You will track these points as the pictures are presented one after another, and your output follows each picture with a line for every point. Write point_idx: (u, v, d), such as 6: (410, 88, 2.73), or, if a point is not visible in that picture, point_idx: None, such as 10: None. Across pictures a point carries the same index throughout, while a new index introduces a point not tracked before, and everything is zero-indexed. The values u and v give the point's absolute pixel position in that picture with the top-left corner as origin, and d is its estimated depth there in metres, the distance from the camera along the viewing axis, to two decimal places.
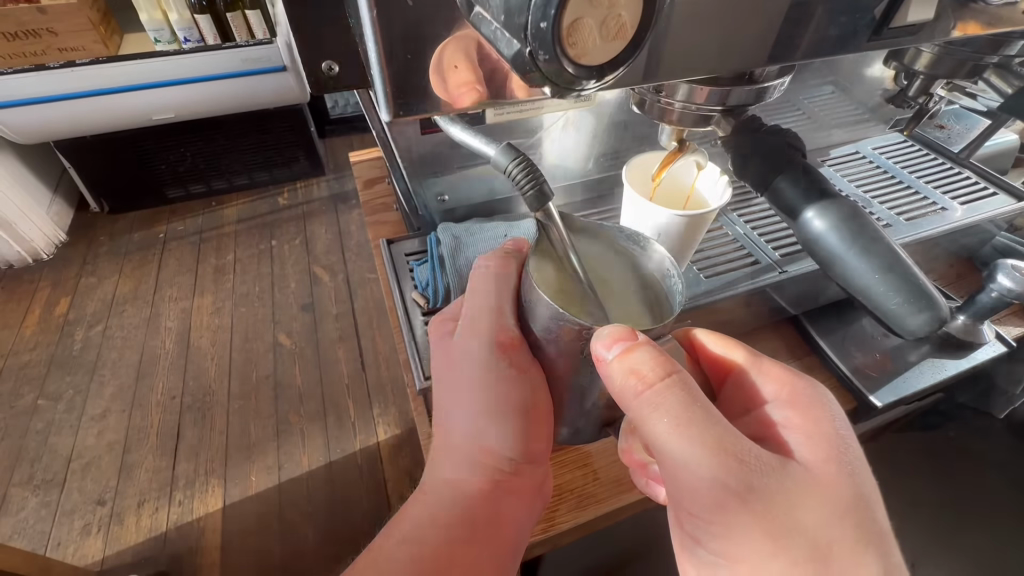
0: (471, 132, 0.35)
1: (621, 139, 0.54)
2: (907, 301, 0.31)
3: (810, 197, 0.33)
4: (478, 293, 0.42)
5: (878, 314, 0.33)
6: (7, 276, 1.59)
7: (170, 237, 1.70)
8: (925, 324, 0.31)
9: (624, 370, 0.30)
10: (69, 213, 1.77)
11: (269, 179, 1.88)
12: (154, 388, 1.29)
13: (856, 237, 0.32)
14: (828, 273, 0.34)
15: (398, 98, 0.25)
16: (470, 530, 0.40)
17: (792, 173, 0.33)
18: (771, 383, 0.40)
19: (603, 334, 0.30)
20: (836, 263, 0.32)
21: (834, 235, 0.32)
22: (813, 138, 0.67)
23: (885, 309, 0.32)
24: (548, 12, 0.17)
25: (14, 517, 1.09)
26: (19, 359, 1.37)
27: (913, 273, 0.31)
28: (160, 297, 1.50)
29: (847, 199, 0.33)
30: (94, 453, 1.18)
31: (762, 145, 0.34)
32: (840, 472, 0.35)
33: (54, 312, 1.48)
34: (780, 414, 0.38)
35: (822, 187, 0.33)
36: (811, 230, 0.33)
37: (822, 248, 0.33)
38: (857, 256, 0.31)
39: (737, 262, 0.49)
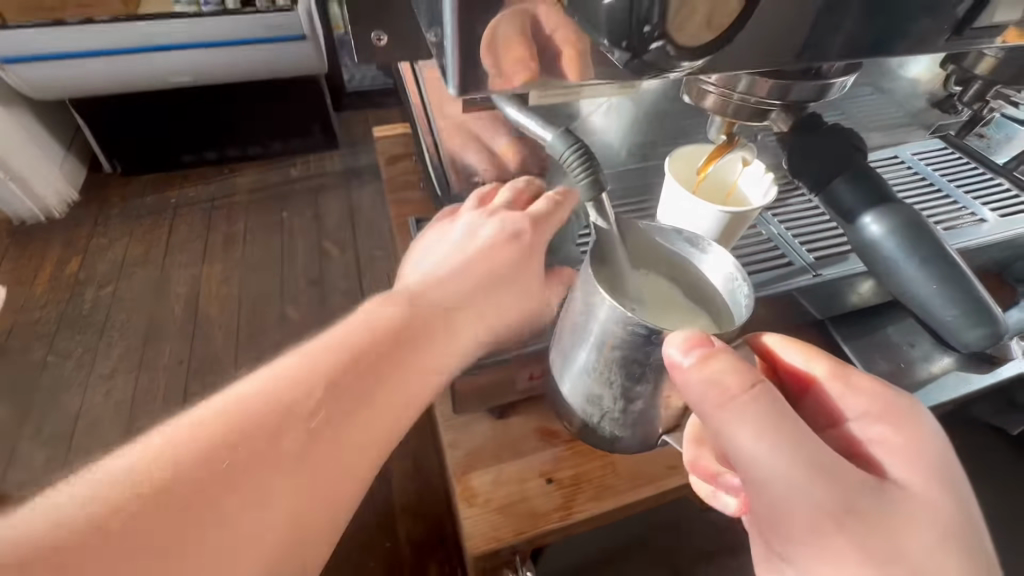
0: (529, 115, 0.37)
1: (660, 130, 0.53)
2: (966, 315, 0.31)
3: (870, 200, 0.33)
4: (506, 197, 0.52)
5: (933, 326, 0.32)
6: (20, 231, 1.66)
7: (182, 203, 1.76)
8: (983, 340, 0.31)
9: (702, 378, 0.31)
10: (82, 171, 1.81)
11: (282, 148, 1.90)
12: (161, 353, 1.42)
13: (914, 245, 0.31)
14: (883, 282, 0.33)
15: (464, 75, 0.27)
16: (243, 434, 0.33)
17: (852, 173, 0.33)
18: (862, 397, 0.39)
19: (679, 340, 0.32)
20: (893, 271, 0.32)
21: (891, 242, 0.32)
22: None
23: (943, 320, 0.32)
24: (652, 19, 0.22)
25: (24, 466, 1.24)
26: (31, 316, 1.49)
27: (973, 286, 0.31)
28: (170, 263, 1.61)
29: (908, 204, 0.33)
30: (100, 413, 1.32)
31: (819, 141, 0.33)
32: (938, 496, 0.34)
33: (65, 272, 1.58)
34: (875, 430, 0.38)
35: (880, 187, 0.33)
36: (868, 235, 0.32)
37: (879, 254, 0.32)
38: (915, 266, 0.31)
39: (772, 263, 0.49)
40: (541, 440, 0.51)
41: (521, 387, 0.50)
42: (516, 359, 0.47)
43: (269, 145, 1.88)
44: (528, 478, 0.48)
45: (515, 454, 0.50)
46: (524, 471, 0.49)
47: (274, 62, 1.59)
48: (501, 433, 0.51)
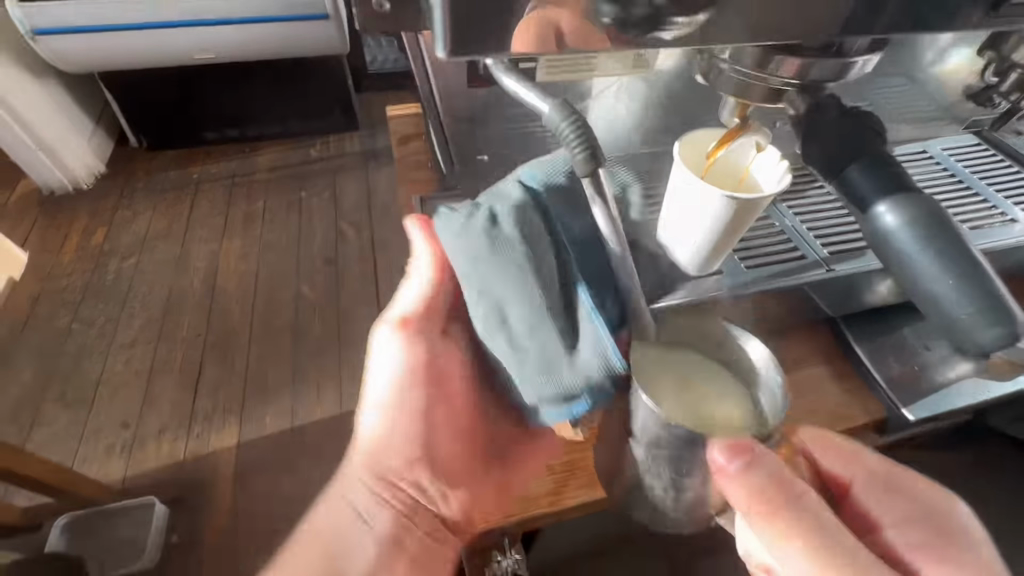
0: (527, 87, 0.33)
1: (674, 116, 0.51)
2: (980, 313, 0.28)
3: (885, 189, 0.30)
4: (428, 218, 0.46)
5: (946, 328, 0.30)
6: (50, 201, 1.71)
7: (204, 179, 1.79)
8: (999, 340, 0.28)
9: (743, 493, 0.34)
10: (109, 145, 1.85)
11: (303, 128, 1.91)
12: (180, 324, 1.46)
13: (931, 238, 0.29)
14: (897, 278, 0.31)
15: (455, 37, 0.26)
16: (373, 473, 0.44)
17: (868, 160, 0.31)
18: (894, 503, 0.43)
19: (721, 448, 0.33)
20: (905, 265, 0.30)
21: (907, 234, 0.30)
22: None
23: (954, 320, 0.29)
24: None
25: (49, 427, 1.29)
26: (57, 283, 1.53)
27: (992, 285, 0.29)
28: (191, 238, 1.64)
29: (928, 196, 0.30)
30: (120, 379, 1.37)
31: (833, 125, 0.32)
32: None
33: (91, 242, 1.62)
34: (903, 531, 0.42)
35: (900, 177, 0.31)
36: (880, 225, 0.30)
37: (891, 246, 0.30)
38: (928, 258, 0.29)
39: (783, 255, 0.47)
40: None
41: None
42: None
43: (290, 124, 1.90)
44: (522, 462, 0.49)
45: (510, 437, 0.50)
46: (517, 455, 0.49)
47: (299, 41, 1.59)
48: None
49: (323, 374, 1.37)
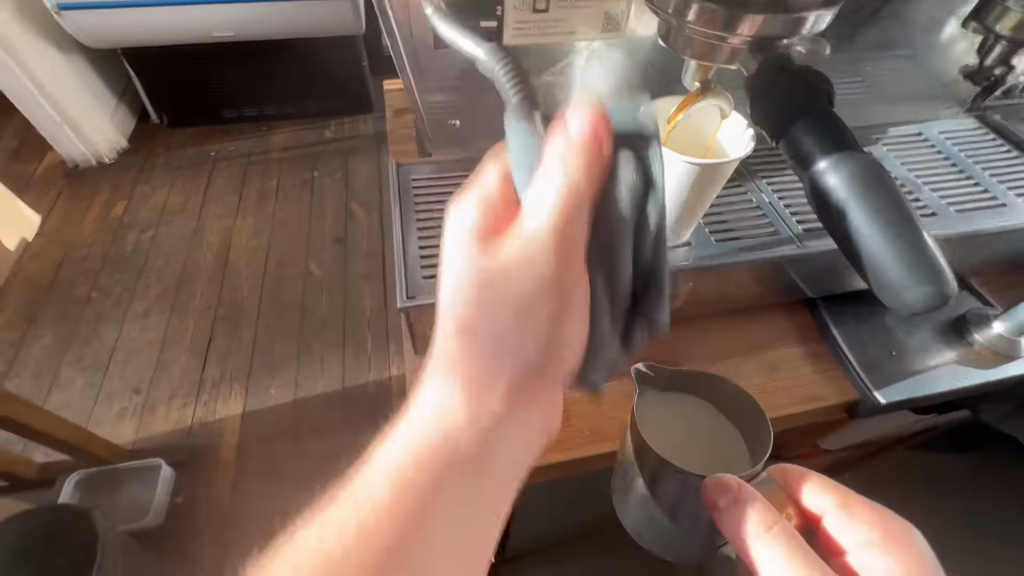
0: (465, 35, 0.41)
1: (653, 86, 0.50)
2: (909, 269, 0.31)
3: (829, 149, 0.34)
4: (533, 139, 0.36)
5: (878, 285, 0.33)
6: (73, 173, 1.77)
7: (220, 156, 1.83)
8: (925, 299, 0.31)
9: (735, 514, 0.40)
10: (132, 121, 1.90)
11: (318, 109, 1.94)
12: (192, 296, 1.50)
13: (863, 193, 0.33)
14: (832, 231, 0.35)
15: None
16: (369, 555, 0.30)
17: (815, 120, 0.35)
18: (864, 524, 0.42)
19: (713, 481, 0.41)
20: (841, 217, 0.33)
21: (843, 187, 0.33)
22: (868, 112, 0.60)
23: (885, 277, 0.32)
24: None
25: (66, 389, 1.35)
26: (79, 253, 1.59)
27: (922, 243, 0.32)
28: (206, 213, 1.68)
29: (866, 156, 0.34)
30: (134, 347, 1.42)
31: (782, 83, 0.35)
32: None
33: (111, 214, 1.67)
34: (877, 557, 0.40)
35: (845, 134, 0.35)
36: (823, 178, 0.34)
37: (829, 200, 0.34)
38: (860, 212, 0.33)
39: (756, 230, 0.47)
40: None
41: None
42: None
43: (305, 104, 1.93)
44: None
45: None
46: None
47: (313, 20, 1.61)
48: None
49: (327, 350, 1.40)
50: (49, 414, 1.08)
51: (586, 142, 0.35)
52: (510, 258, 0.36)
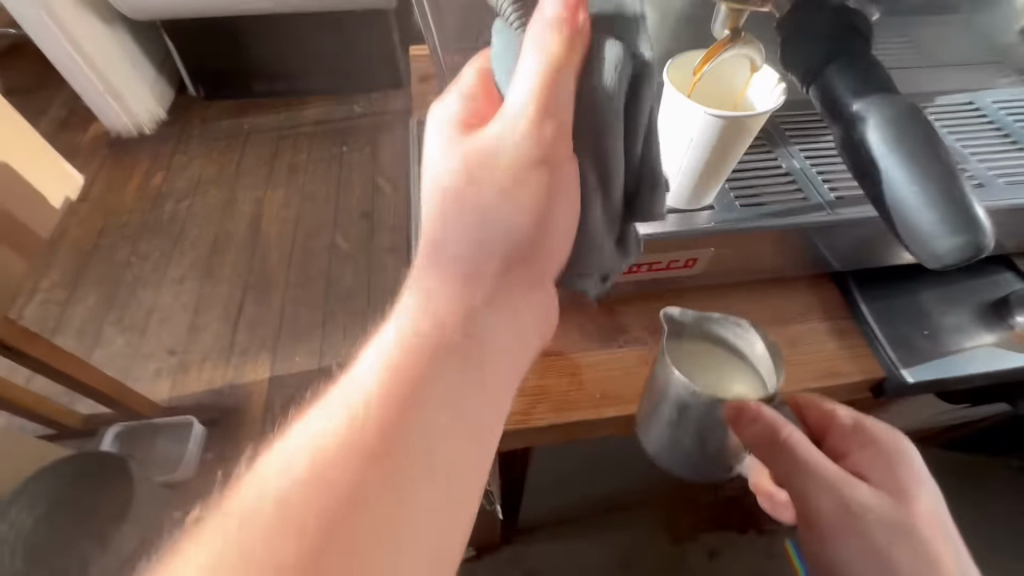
0: None
1: (680, 41, 0.49)
2: (942, 219, 0.34)
3: (866, 98, 0.38)
4: (511, 38, 0.37)
5: (913, 234, 0.36)
6: (116, 143, 1.84)
7: (253, 128, 1.87)
8: (957, 248, 0.34)
9: (754, 434, 0.41)
10: (171, 92, 1.96)
11: (348, 84, 1.95)
12: (225, 264, 1.55)
13: (899, 139, 0.36)
14: (870, 180, 0.38)
15: None
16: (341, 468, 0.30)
17: (854, 72, 0.39)
18: (867, 435, 0.45)
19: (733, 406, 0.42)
20: (877, 164, 0.37)
21: (877, 134, 0.37)
22: (914, 77, 0.56)
23: (920, 226, 0.35)
24: None
25: (108, 347, 1.42)
26: (120, 219, 1.66)
27: (957, 191, 0.35)
28: (239, 185, 1.73)
29: (903, 104, 0.37)
30: (170, 311, 1.48)
31: (822, 31, 0.39)
32: (925, 508, 0.43)
33: (151, 183, 1.74)
34: (876, 460, 0.44)
35: (883, 85, 0.38)
36: (860, 128, 0.38)
37: (865, 147, 0.38)
38: (895, 159, 0.36)
39: (784, 196, 0.46)
40: None
41: None
42: None
43: (336, 79, 1.94)
44: None
45: None
46: None
47: None
48: None
49: (351, 321, 1.44)
50: (91, 368, 1.14)
51: (557, 27, 0.34)
52: (494, 133, 0.38)
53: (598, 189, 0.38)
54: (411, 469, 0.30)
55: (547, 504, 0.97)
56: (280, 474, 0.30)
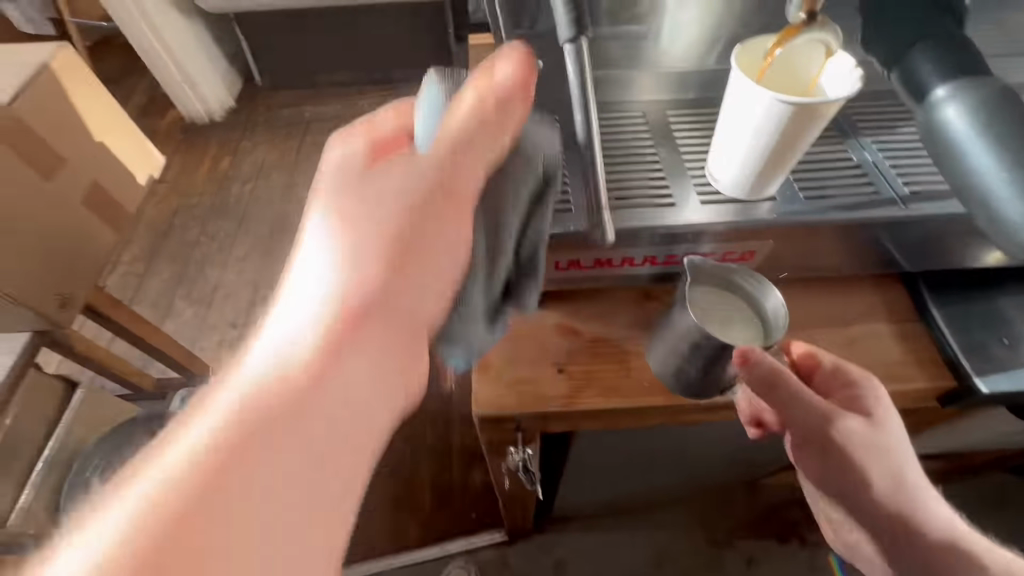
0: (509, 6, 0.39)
1: (750, 26, 0.48)
2: None
3: (949, 83, 0.38)
4: (442, 96, 0.38)
5: (997, 222, 0.36)
6: (190, 129, 1.97)
7: (313, 117, 1.95)
8: None
9: (751, 379, 0.40)
10: (240, 82, 2.07)
11: (403, 75, 2.00)
12: (283, 246, 1.64)
13: (984, 123, 0.37)
14: (949, 167, 0.38)
15: None
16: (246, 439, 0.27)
17: (935, 58, 0.39)
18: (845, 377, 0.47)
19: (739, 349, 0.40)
20: (958, 146, 0.37)
21: (960, 118, 0.37)
22: (1005, 68, 0.52)
23: (1005, 212, 0.35)
24: None
25: (177, 319, 1.54)
26: (191, 200, 1.78)
27: None
28: (299, 171, 1.81)
29: (989, 89, 0.38)
30: (233, 287, 1.58)
31: (900, 18, 0.41)
32: (889, 439, 0.45)
33: (219, 167, 1.86)
34: (848, 396, 0.46)
35: (973, 71, 0.38)
36: (942, 112, 0.38)
37: (947, 128, 0.38)
38: (979, 142, 0.36)
39: (855, 190, 0.44)
40: (561, 335, 0.48)
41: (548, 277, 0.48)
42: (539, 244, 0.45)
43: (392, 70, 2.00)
44: (541, 364, 0.47)
45: (535, 342, 0.48)
46: (539, 356, 0.47)
47: None
48: (525, 321, 0.49)
49: None
50: (163, 336, 1.24)
51: (483, 93, 0.35)
52: (363, 250, 0.33)
53: (484, 257, 0.40)
54: (310, 441, 0.28)
55: (582, 495, 0.98)
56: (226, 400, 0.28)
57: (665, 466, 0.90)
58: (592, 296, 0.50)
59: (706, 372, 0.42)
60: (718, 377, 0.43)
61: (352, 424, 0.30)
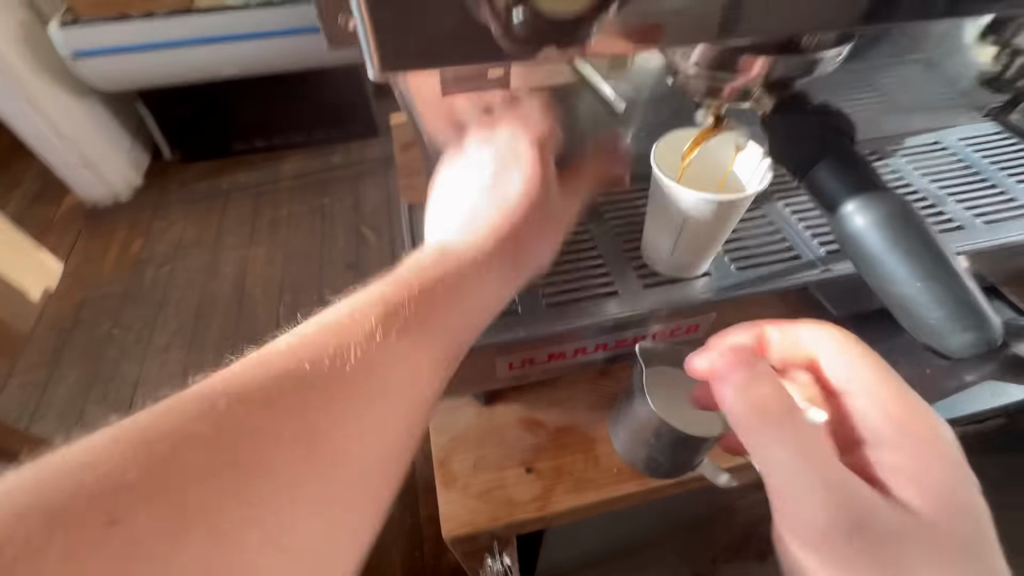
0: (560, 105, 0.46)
1: (658, 113, 0.51)
2: (949, 317, 0.38)
3: (857, 199, 0.42)
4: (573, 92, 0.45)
5: (926, 331, 0.39)
6: (91, 213, 1.82)
7: (232, 188, 1.87)
8: (970, 343, 0.38)
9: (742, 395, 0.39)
10: (146, 159, 1.95)
11: (324, 137, 1.97)
12: (210, 329, 1.52)
13: (898, 242, 0.40)
14: (875, 278, 0.41)
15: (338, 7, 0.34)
16: (203, 433, 0.33)
17: (835, 172, 0.43)
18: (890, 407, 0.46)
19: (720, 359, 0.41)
20: (877, 262, 0.40)
21: (873, 235, 0.40)
22: (883, 125, 0.59)
23: (929, 323, 0.39)
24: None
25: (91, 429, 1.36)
26: (99, 291, 1.62)
27: (957, 290, 0.39)
28: (220, 245, 1.71)
29: (891, 200, 0.41)
30: (157, 383, 1.43)
31: (795, 129, 0.44)
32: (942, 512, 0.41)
33: (129, 251, 1.71)
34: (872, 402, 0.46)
35: (872, 186, 0.42)
36: (854, 226, 0.41)
37: (863, 242, 0.41)
38: (894, 259, 0.40)
39: (779, 256, 0.47)
40: (525, 429, 0.47)
41: (503, 376, 0.47)
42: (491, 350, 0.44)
43: (313, 133, 1.96)
44: (507, 467, 0.45)
45: (497, 442, 0.46)
46: (504, 459, 0.45)
47: (317, 52, 1.68)
48: (486, 420, 0.47)
49: None
50: None
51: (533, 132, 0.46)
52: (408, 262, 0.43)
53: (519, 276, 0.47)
54: (251, 464, 0.33)
55: (565, 556, 0.95)
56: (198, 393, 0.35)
57: (642, 511, 0.89)
58: (550, 383, 0.49)
59: (676, 459, 0.42)
60: (688, 461, 0.42)
61: (298, 458, 0.34)
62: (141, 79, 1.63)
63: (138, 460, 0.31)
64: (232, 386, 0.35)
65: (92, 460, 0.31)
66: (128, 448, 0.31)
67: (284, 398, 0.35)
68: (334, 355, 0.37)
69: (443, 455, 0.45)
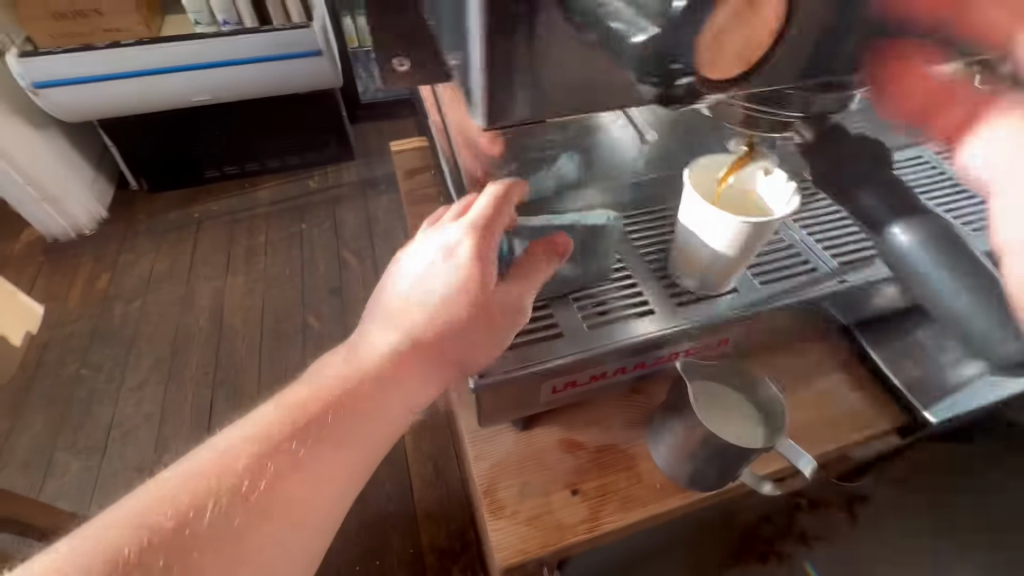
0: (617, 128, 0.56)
1: (674, 142, 0.58)
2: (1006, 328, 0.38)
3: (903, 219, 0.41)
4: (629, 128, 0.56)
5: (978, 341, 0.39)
6: (53, 249, 1.73)
7: (206, 217, 1.82)
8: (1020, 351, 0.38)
9: None
10: (110, 190, 1.88)
11: (300, 162, 1.95)
12: (189, 364, 1.46)
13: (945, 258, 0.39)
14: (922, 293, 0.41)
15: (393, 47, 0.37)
16: (235, 470, 0.34)
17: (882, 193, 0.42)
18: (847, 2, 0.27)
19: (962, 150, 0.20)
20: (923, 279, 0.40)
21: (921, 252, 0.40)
22: None
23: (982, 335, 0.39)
24: (678, 61, 0.32)
25: (59, 479, 1.27)
26: (64, 330, 1.54)
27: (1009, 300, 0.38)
28: (194, 276, 1.65)
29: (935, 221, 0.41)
30: (133, 423, 1.36)
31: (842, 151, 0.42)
32: None
33: (96, 286, 1.63)
34: None
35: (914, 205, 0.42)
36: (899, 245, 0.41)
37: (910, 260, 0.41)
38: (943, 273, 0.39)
39: (797, 270, 0.50)
40: (566, 451, 0.48)
41: (545, 400, 0.48)
42: (533, 375, 0.45)
43: (289, 159, 1.94)
44: (553, 490, 0.46)
45: (539, 467, 0.48)
46: (550, 483, 0.47)
47: (292, 77, 1.67)
48: (526, 446, 0.49)
49: None
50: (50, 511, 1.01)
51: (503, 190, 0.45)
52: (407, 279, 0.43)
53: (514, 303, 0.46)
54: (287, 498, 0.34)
55: None
56: (234, 436, 0.36)
57: None
58: (580, 404, 0.50)
59: (725, 474, 0.43)
60: (733, 474, 0.44)
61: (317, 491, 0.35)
62: (108, 110, 1.59)
63: (175, 512, 0.32)
64: (261, 426, 0.36)
65: (129, 517, 0.32)
66: (163, 496, 0.33)
67: (305, 427, 0.36)
68: (351, 391, 0.38)
69: (491, 484, 0.46)
